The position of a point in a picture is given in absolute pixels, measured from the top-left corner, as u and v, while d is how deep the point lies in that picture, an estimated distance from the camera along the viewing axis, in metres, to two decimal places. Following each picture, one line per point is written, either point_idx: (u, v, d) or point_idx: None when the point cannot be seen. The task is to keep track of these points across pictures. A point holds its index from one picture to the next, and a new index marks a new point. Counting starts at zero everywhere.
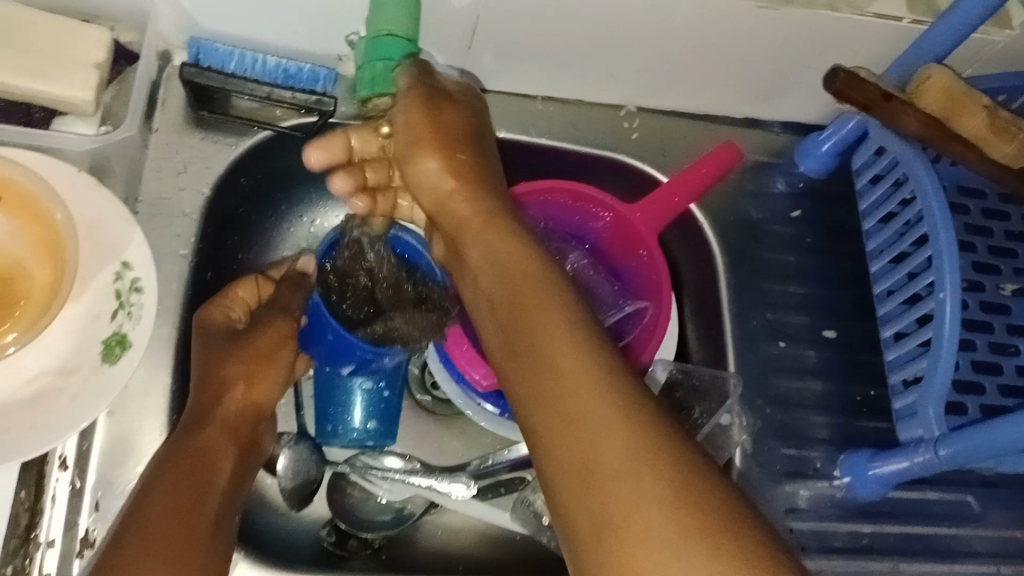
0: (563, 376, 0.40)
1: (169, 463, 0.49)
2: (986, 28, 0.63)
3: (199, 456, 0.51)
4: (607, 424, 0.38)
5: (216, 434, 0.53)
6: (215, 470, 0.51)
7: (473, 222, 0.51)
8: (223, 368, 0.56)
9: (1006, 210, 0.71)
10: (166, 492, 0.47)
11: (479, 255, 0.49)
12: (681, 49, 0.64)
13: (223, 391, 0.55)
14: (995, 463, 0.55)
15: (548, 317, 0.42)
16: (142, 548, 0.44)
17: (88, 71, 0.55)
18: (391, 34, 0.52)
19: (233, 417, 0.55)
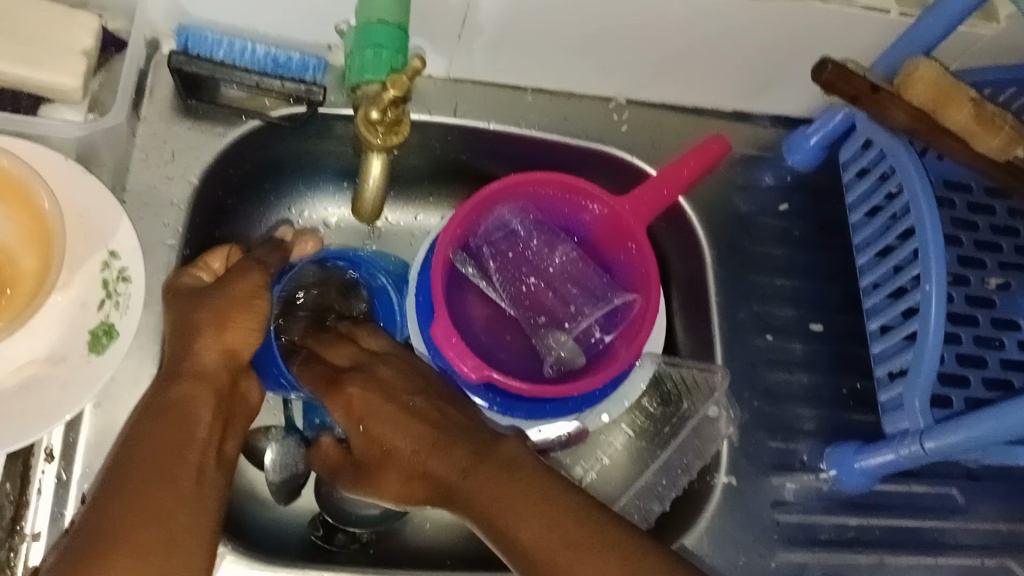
0: (516, 527, 0.48)
1: (148, 424, 0.49)
2: (972, 21, 0.64)
3: (180, 411, 0.50)
4: (569, 543, 0.46)
5: (193, 384, 0.51)
6: (195, 421, 0.50)
7: (375, 396, 0.56)
8: (196, 318, 0.53)
9: (991, 205, 0.72)
10: (142, 450, 0.47)
11: (391, 429, 0.54)
12: (671, 41, 0.64)
13: (192, 340, 0.53)
14: (980, 455, 0.56)
15: (508, 511, 0.49)
16: (115, 518, 0.44)
17: (76, 58, 0.55)
18: (383, 21, 0.52)
19: (213, 366, 0.52)
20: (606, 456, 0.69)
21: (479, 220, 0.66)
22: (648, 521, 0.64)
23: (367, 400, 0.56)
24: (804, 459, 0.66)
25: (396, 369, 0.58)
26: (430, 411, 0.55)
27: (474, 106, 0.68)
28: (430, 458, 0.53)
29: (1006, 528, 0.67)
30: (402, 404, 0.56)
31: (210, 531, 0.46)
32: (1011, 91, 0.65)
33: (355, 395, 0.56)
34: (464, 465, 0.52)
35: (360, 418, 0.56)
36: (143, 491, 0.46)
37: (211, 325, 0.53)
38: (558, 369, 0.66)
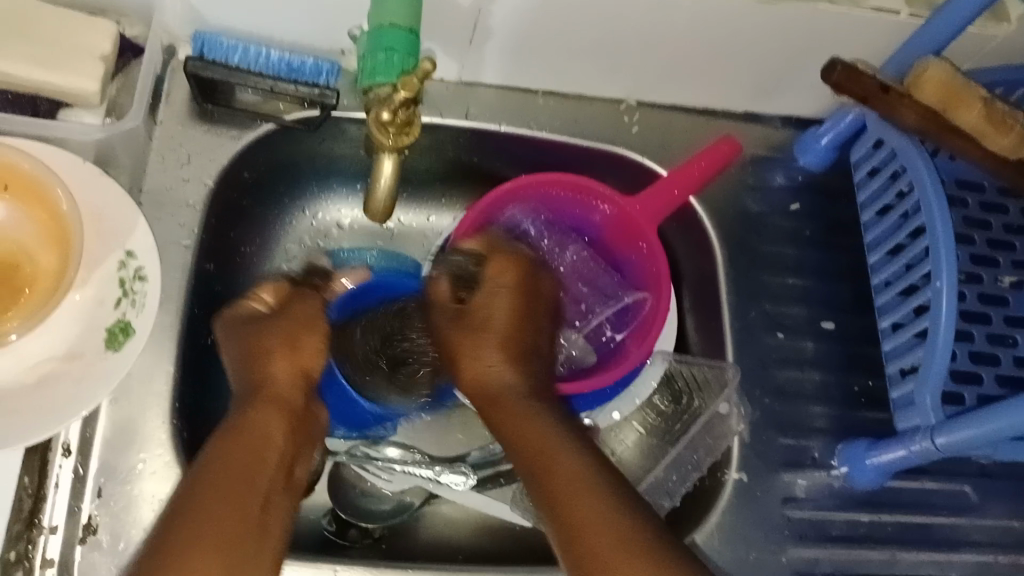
0: (558, 455, 0.50)
1: (221, 443, 0.49)
2: (981, 21, 0.64)
3: (253, 432, 0.50)
4: (594, 496, 0.47)
5: (266, 407, 0.52)
6: (268, 446, 0.50)
7: (507, 296, 0.56)
8: (266, 343, 0.55)
9: (1004, 204, 0.71)
10: (218, 471, 0.47)
11: (501, 309, 0.56)
12: (679, 43, 0.64)
13: (270, 359, 0.54)
14: (992, 451, 0.55)
15: (561, 437, 0.51)
16: (184, 538, 0.44)
17: (95, 63, 0.56)
18: (394, 25, 0.52)
19: (283, 387, 0.54)
20: (618, 452, 0.69)
21: (491, 220, 0.67)
22: (659, 515, 0.64)
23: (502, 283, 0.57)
24: (816, 457, 0.66)
25: (509, 269, 0.57)
26: (528, 327, 0.56)
27: (485, 109, 0.69)
28: (495, 367, 0.55)
29: (1021, 526, 0.67)
30: (517, 304, 0.56)
31: (266, 571, 0.46)
32: (1022, 90, 0.65)
33: (506, 282, 0.56)
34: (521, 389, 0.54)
35: (479, 314, 0.56)
36: (219, 514, 0.46)
37: (285, 347, 0.55)
38: (569, 369, 0.66)
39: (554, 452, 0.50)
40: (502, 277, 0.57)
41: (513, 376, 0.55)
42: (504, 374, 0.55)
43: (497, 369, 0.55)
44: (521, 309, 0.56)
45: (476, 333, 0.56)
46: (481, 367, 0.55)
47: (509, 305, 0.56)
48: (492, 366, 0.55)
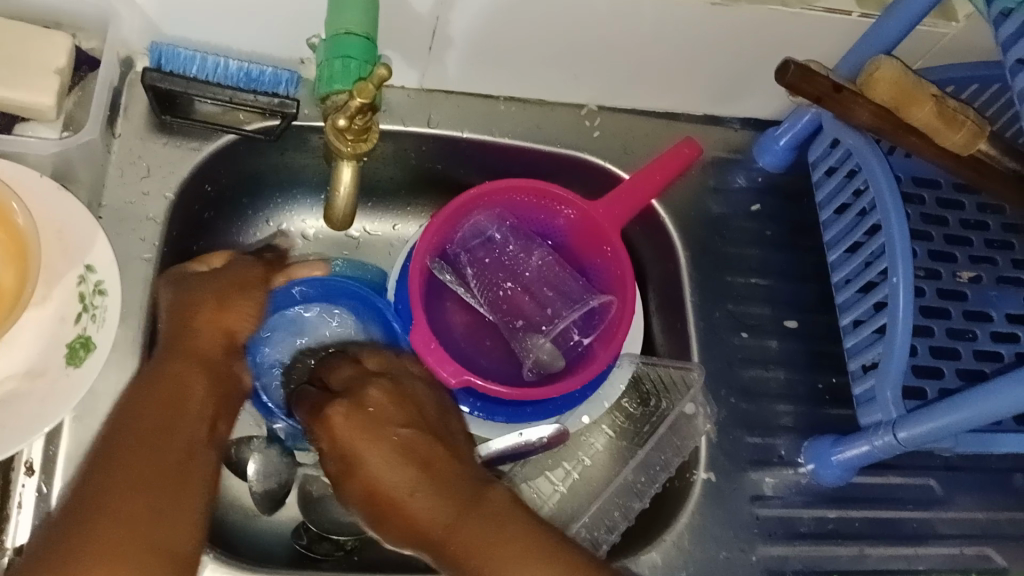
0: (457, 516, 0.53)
1: (143, 393, 0.51)
2: (931, 21, 0.65)
3: (172, 384, 0.52)
4: (496, 540, 0.52)
5: (186, 359, 0.54)
6: (189, 395, 0.52)
7: (367, 445, 0.55)
8: (194, 300, 0.56)
9: (960, 200, 0.73)
10: (136, 421, 0.50)
11: (377, 462, 0.54)
12: (638, 48, 0.65)
13: (197, 314, 0.56)
14: (954, 444, 0.56)
15: (398, 474, 0.54)
16: (107, 485, 0.47)
17: (50, 76, 0.56)
18: (351, 33, 0.53)
19: (206, 345, 0.55)
20: (588, 456, 0.69)
21: (457, 227, 0.67)
22: (629, 518, 0.64)
23: (343, 419, 0.56)
24: (782, 454, 0.67)
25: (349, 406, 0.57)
26: (404, 440, 0.55)
27: (447, 117, 0.69)
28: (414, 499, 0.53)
29: (985, 518, 0.68)
30: (382, 439, 0.55)
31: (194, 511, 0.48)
32: (974, 88, 0.66)
33: (338, 420, 0.56)
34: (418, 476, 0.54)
35: (349, 453, 0.55)
36: (138, 465, 0.48)
37: (210, 305, 0.57)
38: (537, 372, 0.67)
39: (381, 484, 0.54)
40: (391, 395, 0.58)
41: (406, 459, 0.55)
42: (416, 501, 0.53)
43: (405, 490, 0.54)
44: (399, 437, 0.55)
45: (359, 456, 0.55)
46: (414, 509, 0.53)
47: (384, 435, 0.55)
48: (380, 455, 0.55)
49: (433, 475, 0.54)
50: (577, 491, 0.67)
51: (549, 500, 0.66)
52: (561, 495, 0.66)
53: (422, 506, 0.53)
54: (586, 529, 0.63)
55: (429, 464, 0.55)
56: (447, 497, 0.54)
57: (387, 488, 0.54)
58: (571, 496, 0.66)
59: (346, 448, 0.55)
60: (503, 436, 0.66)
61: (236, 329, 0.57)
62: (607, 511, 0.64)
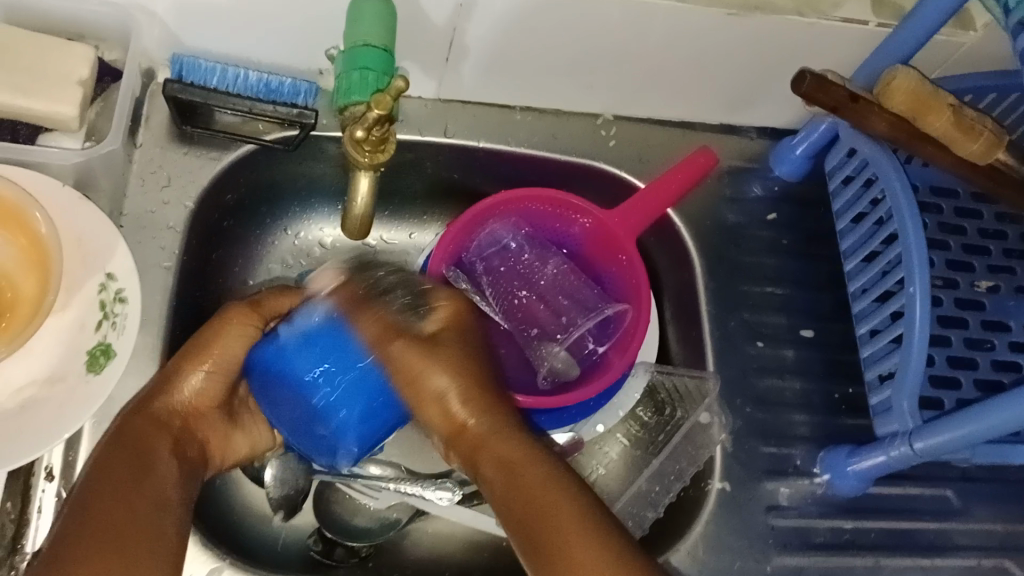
0: (503, 450, 0.51)
1: (104, 453, 0.48)
2: (948, 31, 0.65)
3: (138, 444, 0.50)
4: (579, 525, 0.47)
5: (146, 423, 0.51)
6: (155, 453, 0.50)
7: (438, 356, 0.52)
8: (167, 365, 0.54)
9: (979, 209, 0.72)
10: (100, 480, 0.47)
11: (446, 376, 0.52)
12: (653, 59, 0.65)
13: (179, 382, 0.54)
14: (970, 455, 0.56)
15: (434, 372, 0.52)
16: (71, 541, 0.43)
17: (73, 87, 0.57)
18: (369, 44, 0.53)
19: (167, 411, 0.53)
20: (601, 466, 0.70)
21: (471, 236, 0.68)
22: (643, 527, 0.64)
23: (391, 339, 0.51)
24: (798, 464, 0.66)
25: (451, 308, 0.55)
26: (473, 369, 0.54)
27: (463, 126, 0.70)
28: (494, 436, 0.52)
29: (1003, 529, 0.67)
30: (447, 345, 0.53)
31: None
32: (991, 97, 0.66)
33: (408, 351, 0.51)
34: (476, 406, 0.53)
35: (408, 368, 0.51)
36: (111, 519, 0.45)
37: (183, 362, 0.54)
38: (552, 382, 0.67)
39: (427, 381, 0.51)
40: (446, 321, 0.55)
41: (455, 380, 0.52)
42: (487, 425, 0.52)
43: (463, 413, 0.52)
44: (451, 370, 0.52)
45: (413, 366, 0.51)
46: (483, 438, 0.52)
47: (441, 373, 0.52)
48: (437, 371, 0.52)
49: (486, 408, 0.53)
50: None
51: None
52: None
53: (486, 459, 0.52)
54: None
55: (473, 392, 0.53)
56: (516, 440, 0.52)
57: (433, 382, 0.51)
58: None
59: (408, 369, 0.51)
60: None
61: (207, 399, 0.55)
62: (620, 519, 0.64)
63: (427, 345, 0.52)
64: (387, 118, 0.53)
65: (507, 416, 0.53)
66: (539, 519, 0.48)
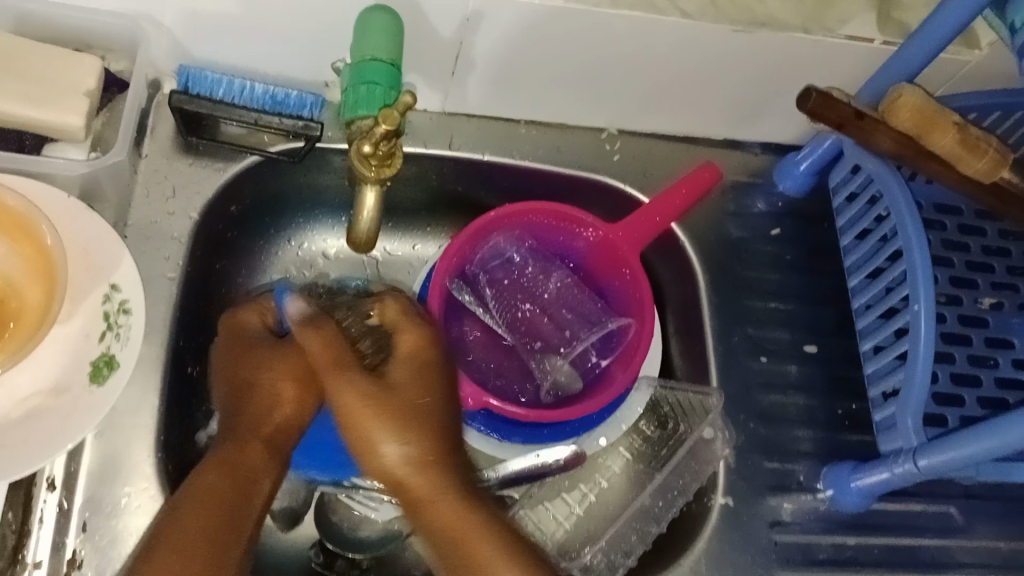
0: (442, 480, 0.49)
1: (202, 483, 0.48)
2: (954, 49, 0.65)
3: (242, 473, 0.49)
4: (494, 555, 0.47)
5: (255, 446, 0.50)
6: (257, 474, 0.49)
7: (414, 341, 0.53)
8: (241, 374, 0.53)
9: (982, 226, 0.72)
10: (198, 506, 0.46)
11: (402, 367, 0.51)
12: (659, 73, 0.66)
13: (279, 399, 0.52)
14: (975, 473, 0.56)
15: (411, 336, 0.53)
16: None
17: (80, 98, 0.57)
18: (376, 59, 0.53)
19: (269, 433, 0.51)
20: (606, 479, 0.68)
21: (476, 248, 0.68)
22: (645, 543, 0.64)
23: (402, 344, 0.53)
24: (801, 480, 0.66)
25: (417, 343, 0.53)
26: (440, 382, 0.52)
27: (468, 139, 0.70)
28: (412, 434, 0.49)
29: (1006, 547, 0.67)
30: (428, 374, 0.51)
31: None
32: (996, 115, 0.66)
33: (393, 376, 0.51)
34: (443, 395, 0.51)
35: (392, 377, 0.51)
36: (194, 558, 0.45)
37: (267, 379, 0.52)
38: (555, 395, 0.67)
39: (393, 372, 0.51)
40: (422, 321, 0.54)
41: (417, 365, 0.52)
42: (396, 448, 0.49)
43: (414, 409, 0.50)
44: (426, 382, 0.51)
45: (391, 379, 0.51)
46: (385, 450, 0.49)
47: (410, 374, 0.51)
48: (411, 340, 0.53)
49: (433, 413, 0.50)
50: (594, 514, 0.66)
51: (554, 534, 0.64)
52: (566, 532, 0.65)
53: (422, 492, 0.49)
54: (602, 552, 0.63)
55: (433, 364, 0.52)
56: (446, 467, 0.49)
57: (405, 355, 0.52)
58: (587, 520, 0.66)
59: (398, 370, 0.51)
60: (520, 457, 0.65)
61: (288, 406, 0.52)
62: (624, 535, 0.64)
63: (418, 325, 0.54)
64: (396, 132, 0.53)
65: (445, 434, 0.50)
66: (467, 547, 0.48)
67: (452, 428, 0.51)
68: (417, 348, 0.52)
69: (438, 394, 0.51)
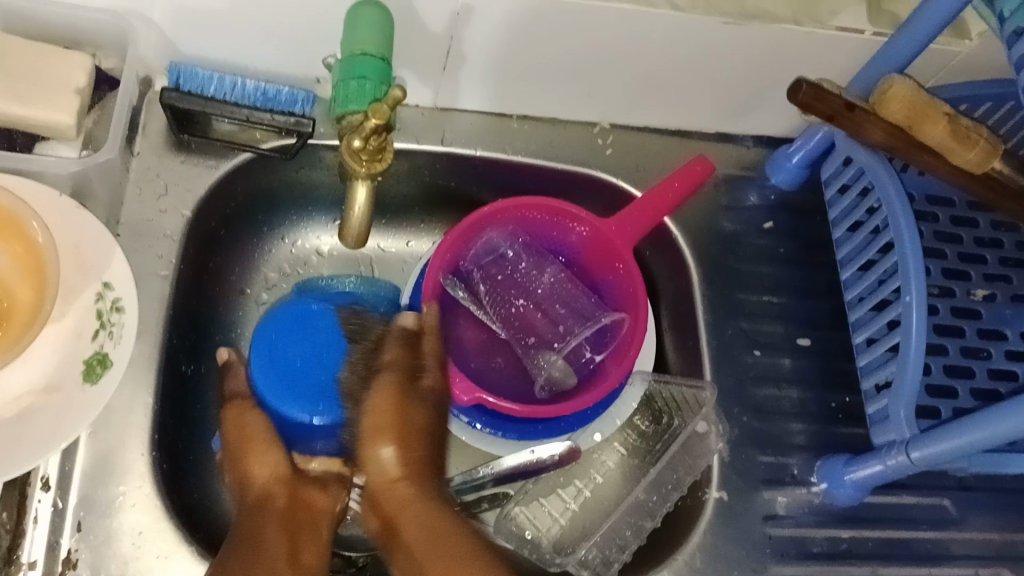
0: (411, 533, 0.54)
1: (226, 550, 0.53)
2: (944, 40, 0.65)
3: (250, 538, 0.54)
4: None
5: (261, 517, 0.56)
6: (266, 539, 0.54)
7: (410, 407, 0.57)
8: (233, 468, 0.59)
9: (974, 218, 0.73)
10: (235, 568, 0.51)
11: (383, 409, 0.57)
12: (650, 67, 0.65)
13: (250, 473, 0.58)
14: (969, 464, 0.56)
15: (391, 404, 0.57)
16: None
17: (70, 96, 0.57)
18: (366, 54, 0.53)
19: (266, 493, 0.57)
20: (600, 473, 0.68)
21: (468, 244, 0.68)
22: (640, 538, 0.64)
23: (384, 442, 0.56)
24: (795, 473, 0.66)
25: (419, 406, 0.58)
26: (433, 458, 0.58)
27: (461, 134, 0.70)
28: (422, 505, 0.55)
29: (1000, 538, 0.67)
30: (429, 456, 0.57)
31: None
32: (987, 106, 0.66)
33: (377, 445, 0.56)
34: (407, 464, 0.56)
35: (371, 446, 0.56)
36: None
37: (245, 453, 0.59)
38: (549, 390, 0.67)
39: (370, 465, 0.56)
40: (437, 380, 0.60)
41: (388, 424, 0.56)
42: (393, 461, 0.56)
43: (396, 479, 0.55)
44: (417, 457, 0.57)
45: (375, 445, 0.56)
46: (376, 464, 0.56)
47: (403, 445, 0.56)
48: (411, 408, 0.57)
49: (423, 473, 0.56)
50: (589, 509, 0.66)
51: (549, 531, 0.65)
52: (561, 528, 0.65)
53: (406, 520, 0.54)
54: (597, 548, 0.64)
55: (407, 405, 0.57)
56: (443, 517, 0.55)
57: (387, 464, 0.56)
58: (582, 515, 0.66)
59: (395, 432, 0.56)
60: (514, 453, 0.65)
61: (277, 469, 0.58)
62: (618, 530, 0.64)
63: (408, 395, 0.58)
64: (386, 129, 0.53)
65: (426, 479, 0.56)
66: None
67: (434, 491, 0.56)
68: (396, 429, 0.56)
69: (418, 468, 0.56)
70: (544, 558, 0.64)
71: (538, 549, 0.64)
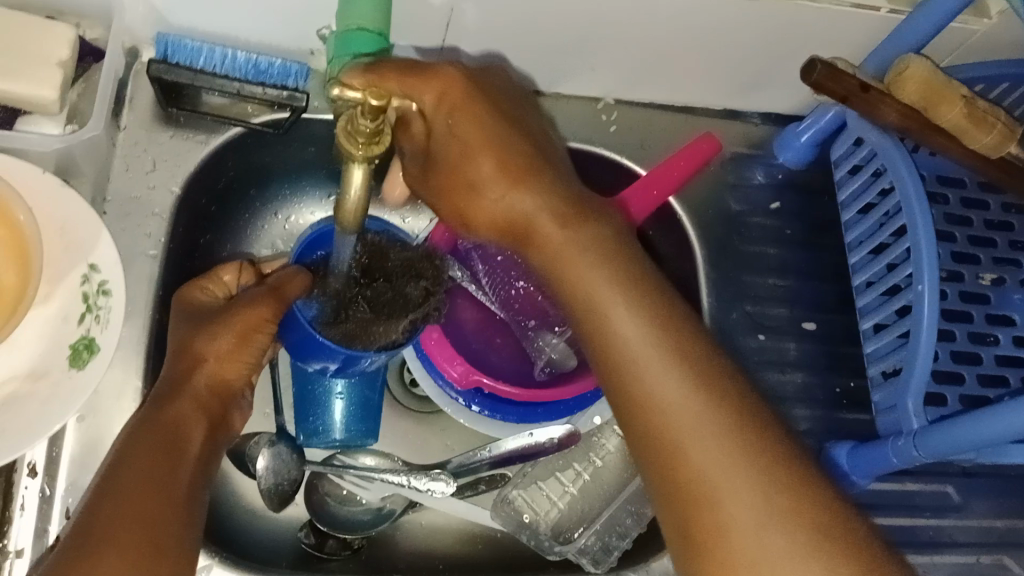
0: (613, 324, 0.45)
1: (139, 435, 0.47)
2: (965, 17, 0.63)
3: (171, 428, 0.48)
4: (664, 367, 0.43)
5: (187, 407, 0.50)
6: (187, 443, 0.49)
7: (468, 125, 0.47)
8: (197, 345, 0.51)
9: (985, 200, 0.71)
10: (138, 465, 0.46)
11: (472, 136, 0.48)
12: (658, 41, 0.63)
13: (211, 362, 0.52)
14: (976, 455, 0.55)
15: (462, 129, 0.48)
16: (110, 519, 0.43)
17: (53, 69, 0.54)
18: (361, 29, 0.51)
19: (206, 391, 0.51)
20: (600, 457, 0.67)
21: None
22: (640, 524, 0.64)
23: (475, 164, 0.48)
24: None
25: (442, 91, 0.47)
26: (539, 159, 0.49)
27: None
28: (561, 243, 0.47)
29: (1002, 525, 0.67)
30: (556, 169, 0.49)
31: (187, 554, 0.45)
32: (1004, 86, 0.64)
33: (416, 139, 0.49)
34: (535, 203, 0.48)
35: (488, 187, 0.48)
36: (137, 501, 0.44)
37: (215, 350, 0.52)
38: (549, 372, 0.66)
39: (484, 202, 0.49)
40: (437, 103, 0.47)
41: (498, 156, 0.48)
42: (526, 201, 0.48)
43: (554, 230, 0.47)
44: (527, 187, 0.48)
45: (464, 178, 0.48)
46: (475, 188, 0.48)
47: (490, 155, 0.48)
48: (468, 134, 0.48)
49: (543, 189, 0.48)
50: (588, 494, 0.66)
51: (547, 515, 0.65)
52: (559, 512, 0.66)
53: (548, 262, 0.47)
54: (596, 535, 0.64)
55: (439, 118, 0.48)
56: (585, 245, 0.47)
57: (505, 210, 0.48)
58: (580, 501, 0.66)
59: (456, 147, 0.48)
60: (514, 437, 0.65)
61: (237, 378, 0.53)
62: (618, 518, 0.65)
63: (468, 115, 0.47)
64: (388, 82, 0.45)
65: (568, 216, 0.48)
66: (643, 404, 0.43)
67: (605, 238, 0.47)
68: (454, 130, 0.48)
69: (550, 204, 0.48)
70: (542, 544, 0.63)
71: (536, 534, 0.64)
